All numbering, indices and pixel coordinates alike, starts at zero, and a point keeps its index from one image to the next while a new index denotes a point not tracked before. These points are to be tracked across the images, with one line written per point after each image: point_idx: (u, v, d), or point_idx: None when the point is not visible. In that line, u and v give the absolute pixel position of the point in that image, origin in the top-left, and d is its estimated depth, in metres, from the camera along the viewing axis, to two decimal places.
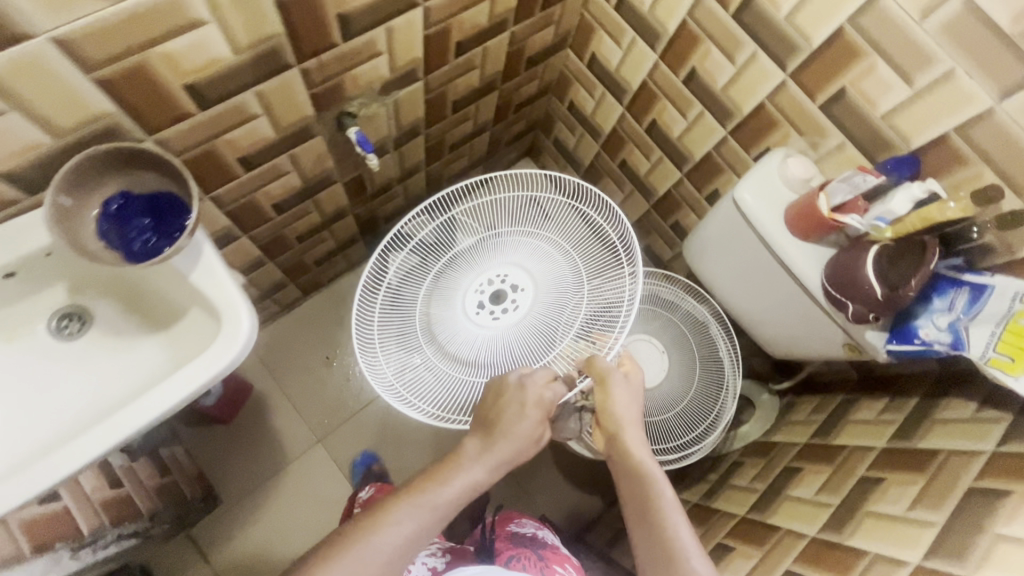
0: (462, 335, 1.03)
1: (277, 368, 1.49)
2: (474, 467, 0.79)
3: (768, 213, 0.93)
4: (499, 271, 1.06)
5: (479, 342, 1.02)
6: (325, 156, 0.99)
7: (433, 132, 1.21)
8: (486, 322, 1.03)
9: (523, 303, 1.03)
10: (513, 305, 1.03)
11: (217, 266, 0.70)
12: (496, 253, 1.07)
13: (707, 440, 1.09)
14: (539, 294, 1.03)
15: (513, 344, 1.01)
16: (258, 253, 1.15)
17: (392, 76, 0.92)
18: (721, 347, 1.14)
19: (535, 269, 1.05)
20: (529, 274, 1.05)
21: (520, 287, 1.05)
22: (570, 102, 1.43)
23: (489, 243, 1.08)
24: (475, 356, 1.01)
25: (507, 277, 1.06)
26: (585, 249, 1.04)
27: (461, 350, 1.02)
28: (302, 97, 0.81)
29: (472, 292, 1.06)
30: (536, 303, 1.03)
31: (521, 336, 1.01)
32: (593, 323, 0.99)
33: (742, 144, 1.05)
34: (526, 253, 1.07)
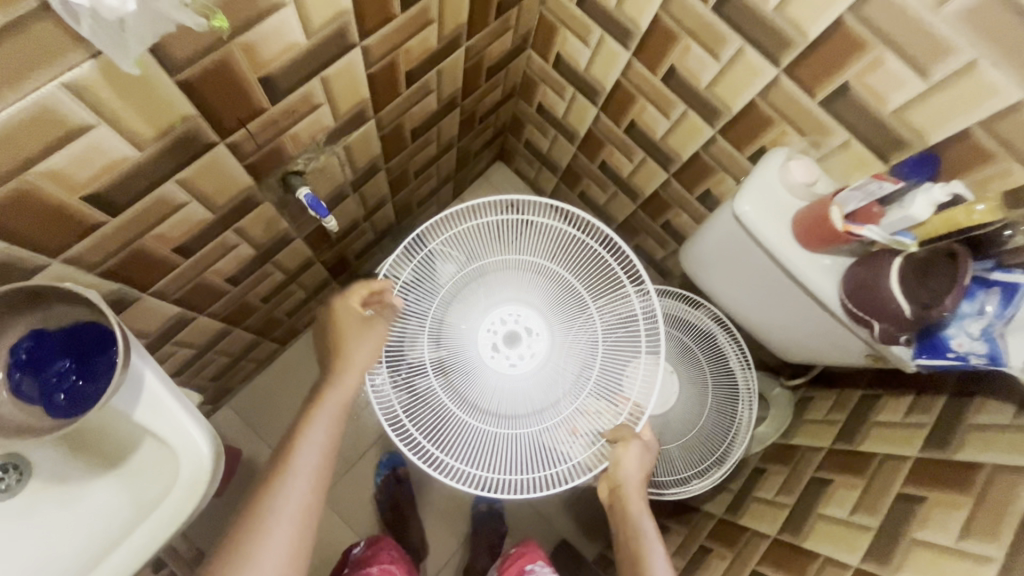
0: (480, 380, 0.98)
1: (263, 429, 1.39)
2: (330, 427, 0.80)
3: (775, 225, 0.84)
4: (510, 308, 1.02)
5: (499, 388, 0.98)
6: (276, 220, 0.88)
7: (394, 164, 1.09)
8: (503, 367, 0.99)
9: (539, 344, 1.00)
10: (529, 348, 1.00)
11: (164, 397, 0.61)
12: (508, 287, 1.02)
13: (729, 459, 1.04)
14: (555, 335, 1.01)
15: (533, 390, 0.98)
16: (220, 325, 1.04)
17: (338, 123, 0.81)
18: (730, 358, 1.10)
19: (550, 306, 1.02)
20: (541, 312, 1.02)
21: (534, 328, 1.01)
22: (539, 105, 1.32)
23: (500, 275, 1.02)
24: (494, 403, 0.97)
25: (520, 316, 1.02)
26: (601, 284, 1.00)
27: (480, 396, 0.97)
28: (237, 171, 0.70)
29: (484, 333, 1.01)
30: (552, 344, 1.01)
31: (541, 381, 0.99)
32: (614, 372, 0.97)
33: (734, 144, 0.96)
34: (530, 284, 1.02)
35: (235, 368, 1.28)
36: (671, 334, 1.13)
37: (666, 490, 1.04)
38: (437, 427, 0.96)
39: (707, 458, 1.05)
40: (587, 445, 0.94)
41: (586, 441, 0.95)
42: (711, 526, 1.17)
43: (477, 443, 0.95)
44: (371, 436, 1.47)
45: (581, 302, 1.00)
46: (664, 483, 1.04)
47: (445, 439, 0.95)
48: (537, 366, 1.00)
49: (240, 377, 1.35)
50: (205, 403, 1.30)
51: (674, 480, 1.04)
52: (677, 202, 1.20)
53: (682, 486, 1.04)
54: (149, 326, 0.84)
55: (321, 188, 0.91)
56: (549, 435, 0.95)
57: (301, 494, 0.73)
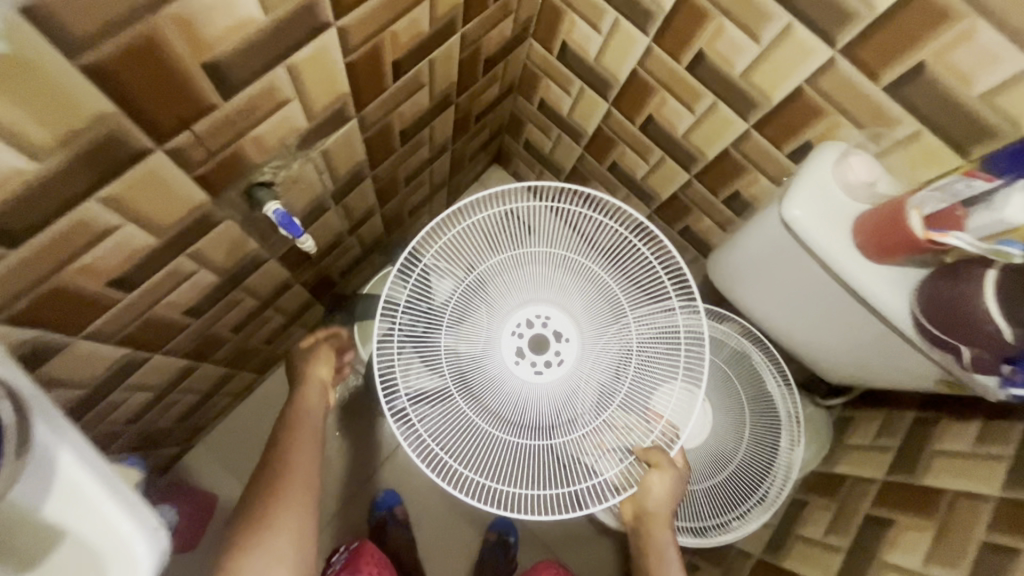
0: (503, 391, 0.85)
1: (241, 470, 1.23)
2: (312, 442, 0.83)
3: (832, 231, 0.72)
4: (537, 306, 0.88)
5: (525, 400, 0.85)
6: (242, 241, 0.74)
7: (381, 171, 0.95)
8: (529, 375, 0.86)
9: (571, 349, 0.87)
10: (558, 354, 0.87)
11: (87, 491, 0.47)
12: (535, 283, 0.88)
13: (770, 493, 0.92)
14: (587, 338, 0.87)
15: (563, 401, 0.85)
16: (184, 362, 0.89)
17: (312, 125, 0.67)
18: (768, 380, 0.98)
19: (581, 304, 0.88)
20: (571, 312, 0.88)
21: (564, 330, 0.88)
22: (541, 101, 1.18)
23: (525, 271, 0.88)
24: (520, 415, 0.84)
25: (548, 317, 0.88)
26: (637, 283, 0.88)
27: (504, 407, 0.84)
28: (186, 186, 0.57)
29: (508, 336, 0.87)
30: (584, 349, 0.87)
31: (572, 390, 0.86)
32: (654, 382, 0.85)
33: (772, 139, 0.85)
34: (556, 277, 0.88)
35: (207, 405, 1.12)
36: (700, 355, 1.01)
37: (705, 532, 0.91)
38: (465, 446, 0.83)
39: (750, 495, 0.93)
40: (614, 461, 0.83)
41: (616, 457, 0.83)
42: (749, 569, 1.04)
43: (499, 462, 0.82)
44: (363, 472, 1.32)
45: (614, 296, 0.87)
46: (703, 526, 0.92)
47: (475, 459, 0.82)
48: (567, 374, 0.86)
49: (214, 413, 1.19)
50: (174, 446, 1.14)
51: (714, 521, 0.92)
52: (700, 206, 1.08)
53: (723, 529, 0.91)
54: (87, 374, 0.69)
55: (296, 201, 0.77)
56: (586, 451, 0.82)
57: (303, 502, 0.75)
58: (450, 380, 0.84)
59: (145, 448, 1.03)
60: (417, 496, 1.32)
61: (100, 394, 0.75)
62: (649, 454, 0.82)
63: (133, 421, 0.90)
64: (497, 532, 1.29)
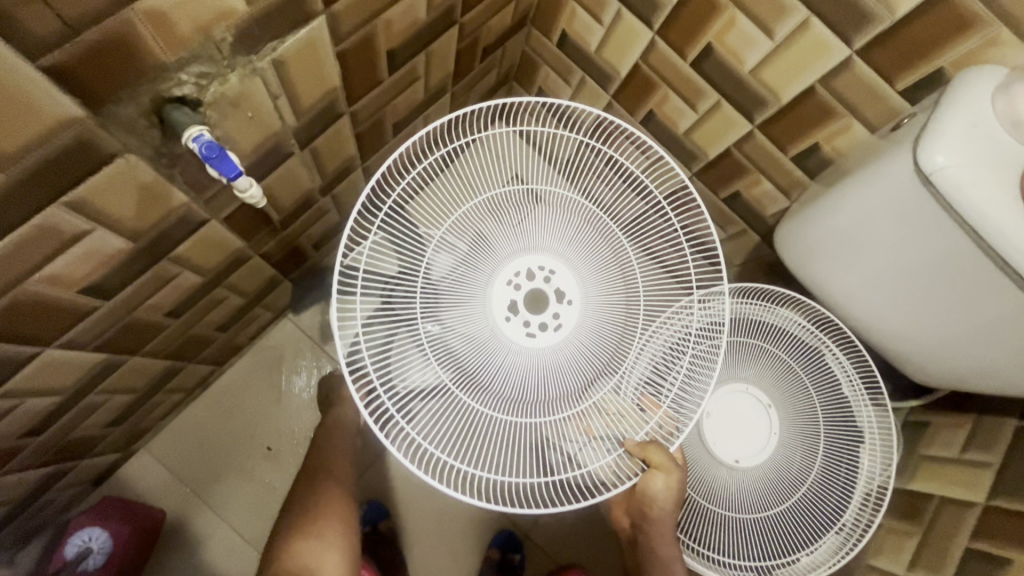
0: (484, 356, 0.66)
1: (193, 478, 1.02)
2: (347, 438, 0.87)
3: (996, 186, 0.52)
4: (535, 253, 0.69)
5: (513, 370, 0.66)
6: (159, 190, 0.51)
7: (361, 108, 0.73)
8: (520, 338, 0.67)
9: (572, 311, 0.68)
10: (556, 317, 0.68)
11: None
12: (541, 224, 0.68)
13: (846, 522, 0.73)
14: (594, 295, 0.68)
15: (559, 373, 0.66)
16: (98, 357, 0.67)
17: (253, 12, 0.45)
18: (845, 383, 0.77)
19: (592, 258, 0.69)
20: (578, 265, 0.69)
21: (566, 286, 0.69)
22: (562, 35, 0.96)
23: (530, 218, 0.68)
24: (510, 387, 0.65)
25: (550, 270, 0.69)
26: (660, 246, 0.70)
27: (487, 372, 0.65)
28: (24, 80, 0.34)
29: (499, 286, 0.68)
30: (588, 312, 0.68)
31: (571, 359, 0.67)
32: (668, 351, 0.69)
33: (881, 69, 0.65)
34: (556, 219, 0.68)
35: (147, 406, 0.91)
36: (764, 352, 0.81)
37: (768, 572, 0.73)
38: (453, 431, 0.64)
39: (821, 527, 0.74)
40: (601, 451, 0.65)
41: (604, 446, 0.65)
42: None
43: (474, 441, 0.64)
44: None
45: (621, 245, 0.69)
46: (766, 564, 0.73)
47: (462, 449, 0.64)
48: (560, 340, 0.68)
49: (159, 414, 0.97)
50: (109, 453, 0.92)
51: (777, 559, 0.73)
52: (760, 166, 0.87)
53: (789, 569, 0.73)
54: None
55: (240, 136, 0.55)
56: (588, 433, 0.64)
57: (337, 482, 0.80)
58: (431, 349, 0.65)
59: (63, 459, 0.81)
60: (404, 511, 1.12)
61: None
62: (645, 450, 0.63)
63: (34, 432, 0.68)
64: (499, 549, 1.10)
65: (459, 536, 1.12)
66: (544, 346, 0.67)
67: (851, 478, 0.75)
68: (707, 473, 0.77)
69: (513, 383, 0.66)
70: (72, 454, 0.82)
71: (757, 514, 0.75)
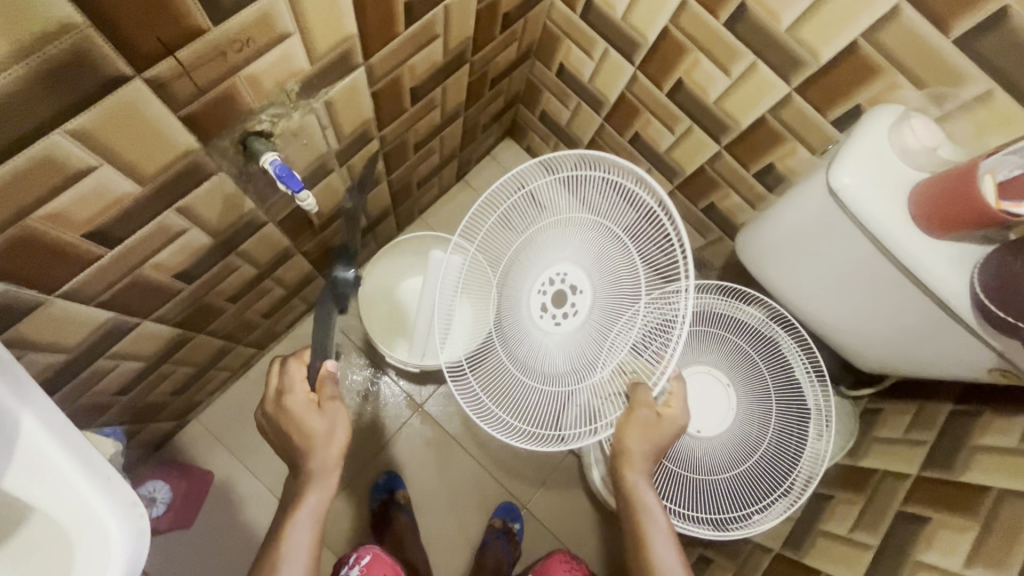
0: (529, 347, 0.80)
1: (236, 446, 1.18)
2: (313, 495, 0.69)
3: (883, 201, 0.66)
4: (557, 259, 0.80)
5: (549, 355, 0.79)
6: (236, 199, 0.68)
7: (388, 133, 0.89)
8: (549, 329, 0.79)
9: (586, 300, 0.78)
10: (574, 307, 0.78)
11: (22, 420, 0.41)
12: (557, 236, 0.80)
13: (793, 485, 0.86)
14: (605, 287, 0.78)
15: (579, 353, 0.77)
16: (175, 331, 0.83)
17: (313, 70, 0.60)
18: (796, 367, 0.90)
19: (600, 257, 0.79)
20: (591, 263, 0.79)
21: (581, 282, 0.79)
22: (560, 66, 1.11)
23: (557, 232, 0.80)
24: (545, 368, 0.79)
25: (567, 271, 0.79)
26: (657, 238, 0.75)
27: (534, 357, 0.80)
28: (168, 125, 0.50)
29: (530, 289, 0.81)
30: (601, 300, 0.77)
31: (593, 338, 0.77)
32: (665, 323, 0.74)
33: (815, 104, 0.78)
34: (569, 231, 0.80)
35: (203, 380, 1.07)
36: (726, 340, 0.94)
37: (723, 526, 0.86)
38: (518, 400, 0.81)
39: (772, 488, 0.86)
40: (616, 404, 0.75)
41: (617, 400, 0.75)
42: (766, 567, 0.98)
43: (528, 407, 0.80)
44: (362, 456, 1.26)
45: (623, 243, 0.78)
46: (723, 518, 0.86)
47: (519, 410, 0.82)
48: (580, 325, 0.77)
49: (210, 389, 1.13)
50: (169, 421, 1.09)
51: (733, 514, 0.86)
52: (727, 181, 1.01)
53: (742, 524, 0.85)
54: (69, 338, 0.63)
55: (297, 157, 0.71)
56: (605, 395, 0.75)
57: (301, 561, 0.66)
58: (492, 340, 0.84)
59: (137, 422, 0.98)
60: (419, 481, 1.26)
61: (83, 363, 0.69)
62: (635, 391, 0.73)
63: (123, 392, 0.84)
64: (502, 518, 1.24)
65: (466, 506, 1.26)
66: (569, 332, 0.78)
67: (799, 448, 0.87)
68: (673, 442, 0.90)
69: (550, 363, 0.79)
70: (144, 417, 0.99)
71: (718, 477, 0.88)
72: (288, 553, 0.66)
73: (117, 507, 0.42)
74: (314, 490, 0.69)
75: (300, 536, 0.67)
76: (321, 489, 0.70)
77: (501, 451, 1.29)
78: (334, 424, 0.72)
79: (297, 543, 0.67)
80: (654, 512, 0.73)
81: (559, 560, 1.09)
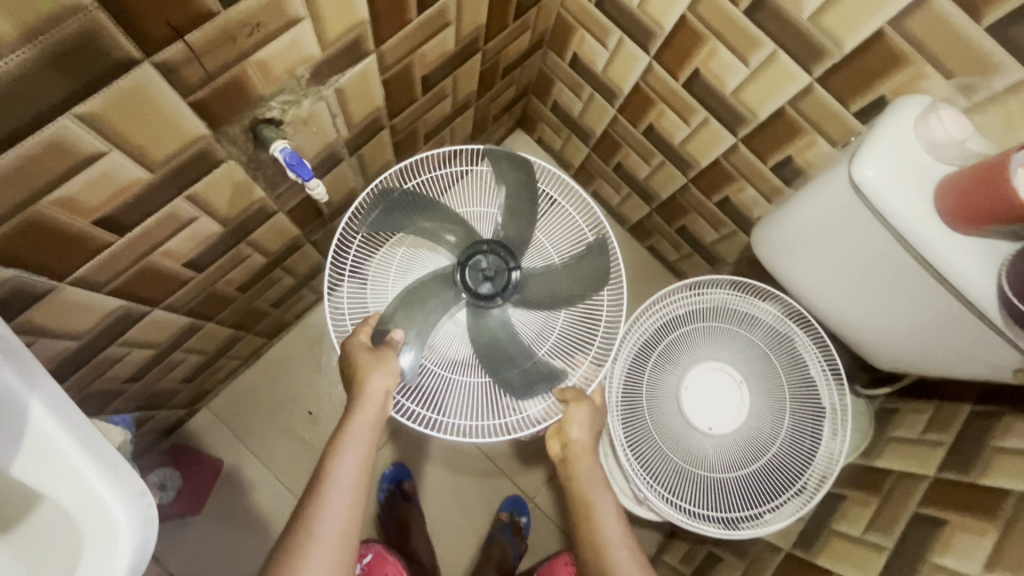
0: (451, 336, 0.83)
1: (245, 434, 1.18)
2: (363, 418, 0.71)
3: (909, 197, 0.64)
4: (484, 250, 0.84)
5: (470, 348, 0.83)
6: (246, 187, 0.67)
7: (400, 122, 0.87)
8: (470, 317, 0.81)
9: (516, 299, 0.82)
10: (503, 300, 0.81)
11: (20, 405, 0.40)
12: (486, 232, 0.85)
13: (805, 484, 0.85)
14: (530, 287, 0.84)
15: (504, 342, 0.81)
16: (186, 320, 0.83)
17: (325, 56, 0.60)
18: (811, 365, 0.88)
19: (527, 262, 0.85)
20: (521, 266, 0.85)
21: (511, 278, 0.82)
22: (574, 56, 1.09)
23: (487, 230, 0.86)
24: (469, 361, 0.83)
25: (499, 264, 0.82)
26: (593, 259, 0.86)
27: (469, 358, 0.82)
28: (180, 111, 0.50)
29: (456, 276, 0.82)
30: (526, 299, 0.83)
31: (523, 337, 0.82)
32: (589, 335, 0.84)
33: (837, 96, 0.76)
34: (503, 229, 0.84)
35: (212, 368, 1.07)
36: (739, 335, 0.92)
37: (735, 524, 0.84)
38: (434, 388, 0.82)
39: (785, 488, 0.85)
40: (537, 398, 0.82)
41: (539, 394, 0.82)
42: (776, 566, 0.97)
43: (447, 399, 0.82)
44: None
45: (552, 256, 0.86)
46: (733, 517, 0.85)
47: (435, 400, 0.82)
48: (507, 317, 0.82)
49: (220, 377, 1.14)
50: (180, 408, 1.09)
51: (744, 514, 0.85)
52: (742, 173, 0.99)
53: (753, 522, 0.84)
54: (80, 324, 0.63)
55: (308, 145, 0.70)
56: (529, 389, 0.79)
57: (346, 491, 0.66)
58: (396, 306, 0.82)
59: (148, 409, 0.98)
60: (426, 472, 1.26)
61: (94, 349, 0.69)
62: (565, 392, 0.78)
63: (133, 379, 0.84)
64: (508, 512, 1.23)
65: (473, 499, 1.26)
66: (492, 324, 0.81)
67: (813, 448, 0.86)
68: (683, 439, 0.88)
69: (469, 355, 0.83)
70: (155, 405, 0.99)
71: (727, 477, 0.86)
72: (332, 484, 0.66)
73: (126, 497, 0.41)
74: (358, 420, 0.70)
75: (346, 470, 0.67)
76: (367, 415, 0.71)
77: (509, 445, 1.29)
78: (382, 370, 0.73)
79: (346, 466, 0.67)
80: (599, 488, 0.75)
81: (564, 559, 1.09)
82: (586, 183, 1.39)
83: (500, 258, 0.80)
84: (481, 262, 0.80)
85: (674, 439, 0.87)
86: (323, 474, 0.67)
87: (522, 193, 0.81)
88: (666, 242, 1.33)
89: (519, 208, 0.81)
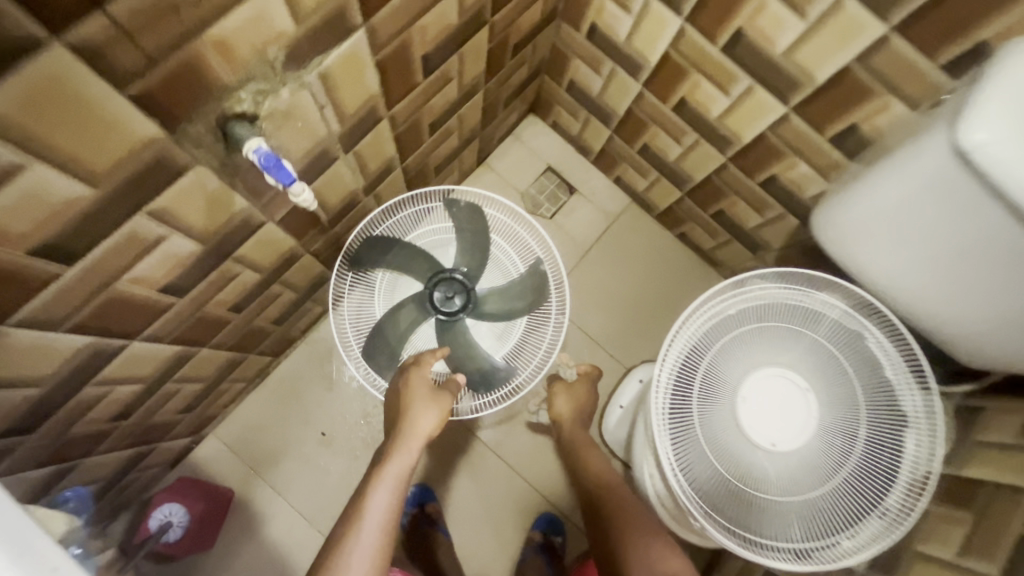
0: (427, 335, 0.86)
1: (256, 460, 1.10)
2: (402, 455, 0.71)
3: None
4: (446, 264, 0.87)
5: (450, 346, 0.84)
6: (223, 198, 0.57)
7: (400, 111, 0.76)
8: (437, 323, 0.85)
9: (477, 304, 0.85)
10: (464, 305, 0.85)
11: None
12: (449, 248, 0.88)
13: (889, 507, 0.72)
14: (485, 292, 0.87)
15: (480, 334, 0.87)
16: (173, 350, 0.74)
17: (303, 33, 0.49)
18: (887, 366, 0.76)
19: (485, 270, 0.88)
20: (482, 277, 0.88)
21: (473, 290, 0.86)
22: (591, 27, 0.97)
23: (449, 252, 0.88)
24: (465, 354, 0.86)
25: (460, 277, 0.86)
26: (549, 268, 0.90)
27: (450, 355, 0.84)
28: (115, 110, 0.40)
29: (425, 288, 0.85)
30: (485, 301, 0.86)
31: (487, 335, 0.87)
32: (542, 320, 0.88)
33: (920, 47, 0.65)
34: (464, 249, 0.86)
35: (214, 395, 0.99)
36: (801, 335, 0.79)
37: (808, 554, 0.73)
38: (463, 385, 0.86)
39: (865, 510, 0.73)
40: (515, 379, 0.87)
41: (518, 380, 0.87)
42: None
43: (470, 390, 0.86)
44: None
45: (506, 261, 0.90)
46: (804, 547, 0.73)
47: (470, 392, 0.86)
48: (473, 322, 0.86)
49: (224, 402, 1.05)
50: (183, 437, 1.01)
51: (817, 543, 0.73)
52: (793, 148, 0.86)
53: (829, 552, 0.72)
54: (40, 367, 0.55)
55: (292, 145, 0.60)
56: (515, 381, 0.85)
57: (374, 527, 0.64)
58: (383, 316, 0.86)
59: (146, 443, 0.90)
60: (448, 492, 1.17)
61: (66, 392, 0.61)
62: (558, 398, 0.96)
63: (122, 416, 0.76)
64: (542, 531, 1.14)
65: (502, 519, 1.16)
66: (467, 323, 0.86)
67: (896, 462, 0.74)
68: (742, 458, 0.77)
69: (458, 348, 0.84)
70: (153, 438, 0.91)
71: (795, 499, 0.75)
72: (365, 515, 0.65)
73: None
74: (396, 454, 0.71)
75: (377, 505, 0.66)
76: (405, 450, 0.71)
77: (539, 459, 1.19)
78: (427, 412, 0.75)
79: (377, 504, 0.66)
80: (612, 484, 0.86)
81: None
82: (608, 169, 1.27)
83: (461, 284, 0.85)
84: (442, 289, 0.85)
85: (732, 457, 0.77)
86: (357, 506, 0.66)
87: (475, 221, 0.85)
88: (699, 229, 1.20)
89: (475, 235, 0.85)
